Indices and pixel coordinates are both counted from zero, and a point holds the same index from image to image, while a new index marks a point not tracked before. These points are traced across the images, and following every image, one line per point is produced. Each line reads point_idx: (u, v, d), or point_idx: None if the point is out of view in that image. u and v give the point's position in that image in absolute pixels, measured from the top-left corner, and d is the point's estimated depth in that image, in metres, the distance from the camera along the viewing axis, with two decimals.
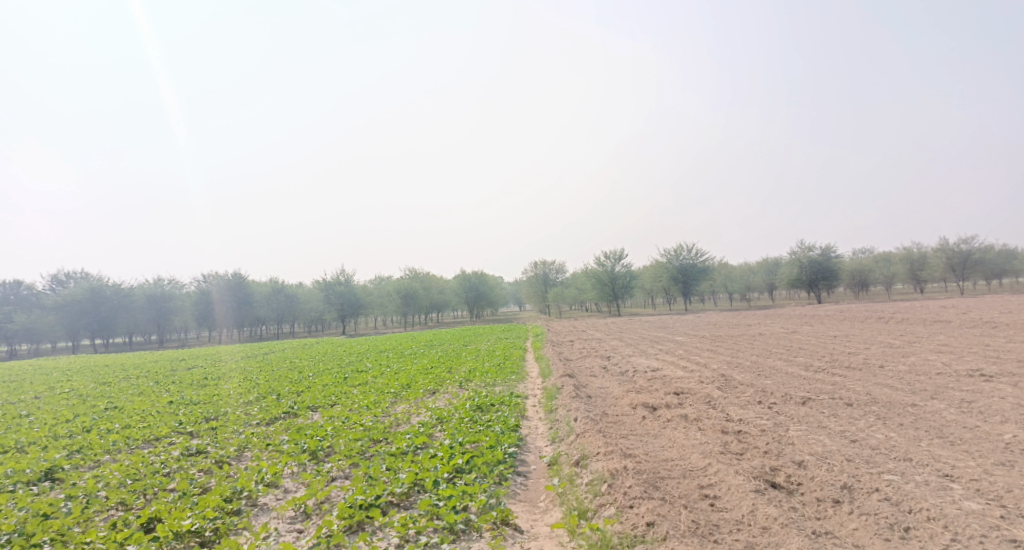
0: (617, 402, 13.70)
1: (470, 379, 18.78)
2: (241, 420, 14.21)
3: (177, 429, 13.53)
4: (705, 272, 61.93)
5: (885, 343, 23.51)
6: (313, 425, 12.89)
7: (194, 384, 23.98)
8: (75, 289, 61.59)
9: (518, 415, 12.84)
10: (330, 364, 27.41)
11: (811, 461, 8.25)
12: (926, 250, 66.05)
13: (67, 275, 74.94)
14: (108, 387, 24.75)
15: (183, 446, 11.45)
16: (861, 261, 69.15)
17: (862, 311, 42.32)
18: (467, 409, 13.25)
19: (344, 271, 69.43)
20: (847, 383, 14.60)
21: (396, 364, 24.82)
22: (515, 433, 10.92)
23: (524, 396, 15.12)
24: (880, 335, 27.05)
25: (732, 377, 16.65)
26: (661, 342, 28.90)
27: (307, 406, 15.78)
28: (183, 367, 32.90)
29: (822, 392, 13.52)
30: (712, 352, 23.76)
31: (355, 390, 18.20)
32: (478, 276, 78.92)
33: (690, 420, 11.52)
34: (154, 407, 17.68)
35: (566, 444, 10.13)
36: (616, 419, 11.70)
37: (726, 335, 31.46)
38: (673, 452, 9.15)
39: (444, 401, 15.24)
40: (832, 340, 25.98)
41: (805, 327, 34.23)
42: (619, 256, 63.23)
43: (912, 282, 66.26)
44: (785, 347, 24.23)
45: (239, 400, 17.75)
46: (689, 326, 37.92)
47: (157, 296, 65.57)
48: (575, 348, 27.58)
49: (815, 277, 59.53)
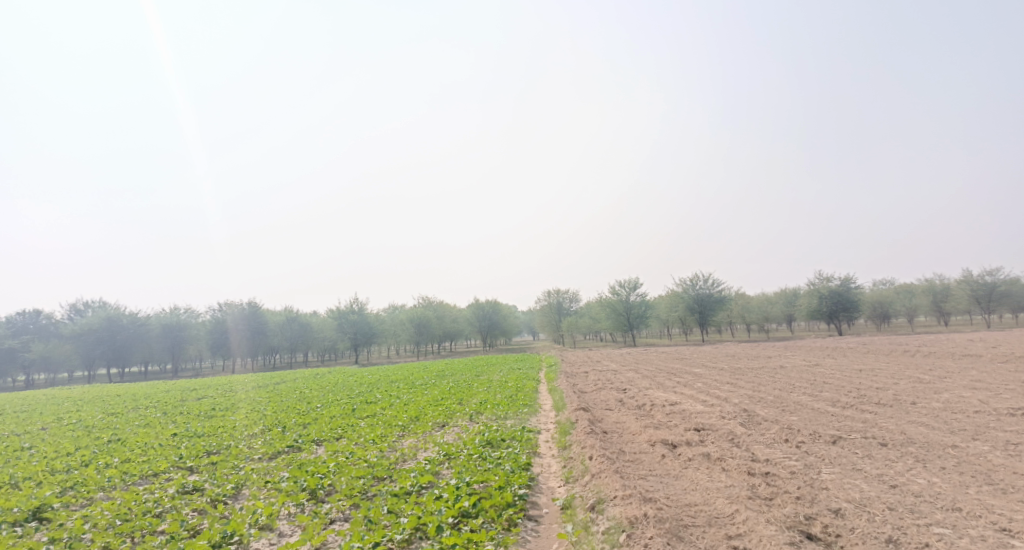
0: (635, 438, 13.03)
1: (481, 412, 18.17)
2: (243, 454, 13.73)
3: (177, 463, 13.08)
4: (722, 303, 60.93)
5: (914, 377, 22.53)
6: (316, 460, 12.37)
7: (201, 415, 23.60)
8: (92, 318, 62.08)
9: (530, 452, 12.22)
10: (340, 395, 26.95)
11: (849, 510, 7.55)
12: (949, 282, 64.53)
13: (85, 304, 75.69)
14: (115, 417, 24.41)
15: (179, 482, 11.00)
16: (882, 293, 67.72)
17: (886, 344, 41.07)
18: (477, 444, 12.66)
19: (358, 300, 69.40)
20: (879, 421, 13.79)
21: (406, 395, 24.26)
22: (526, 472, 10.29)
23: (536, 430, 14.50)
24: (908, 369, 26.01)
25: (755, 413, 15.89)
26: (678, 375, 28.05)
27: (312, 441, 15.24)
28: (193, 397, 32.57)
29: (853, 431, 12.75)
30: (732, 385, 22.92)
31: (362, 422, 17.67)
32: (491, 305, 78.48)
33: (713, 459, 10.83)
34: (157, 439, 17.22)
35: (580, 486, 9.50)
36: (634, 457, 11.05)
37: (746, 367, 30.51)
38: (697, 496, 8.47)
39: (453, 436, 14.64)
40: (858, 374, 24.95)
41: (828, 360, 33.15)
42: (634, 286, 62.52)
43: (936, 314, 64.56)
44: (809, 381, 23.29)
45: (243, 433, 17.29)
46: (707, 359, 36.95)
47: (173, 325, 65.79)
48: (590, 379, 26.84)
49: (835, 308, 58.22)
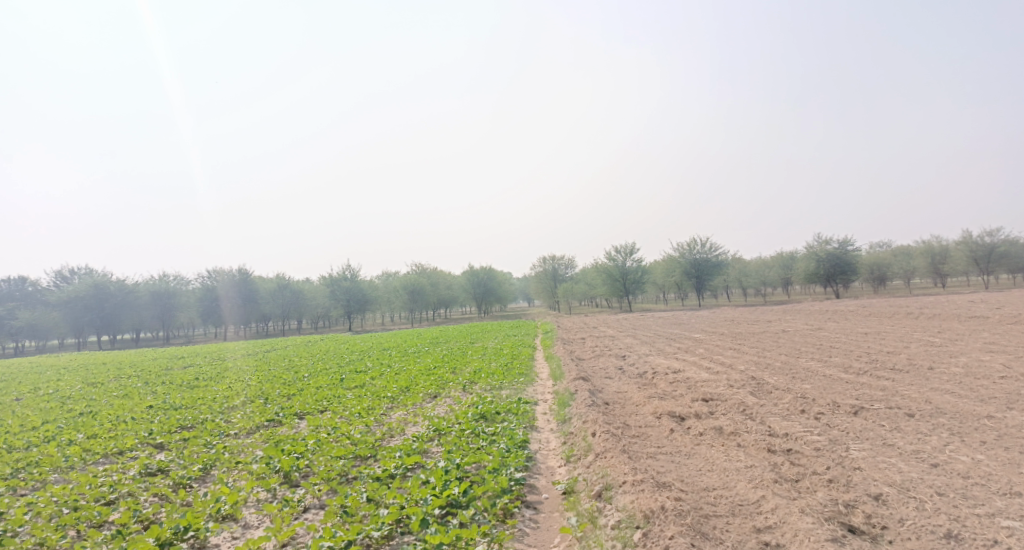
0: (639, 410, 12.12)
1: (475, 382, 17.22)
2: (218, 429, 12.72)
3: (145, 440, 12.10)
4: (719, 267, 60.07)
5: (924, 340, 21.71)
6: (295, 437, 11.42)
7: (182, 385, 22.67)
8: (78, 285, 60.52)
9: (526, 427, 11.29)
10: (329, 364, 26.00)
11: (892, 495, 6.65)
12: (947, 244, 63.77)
13: (71, 271, 74.13)
14: (94, 388, 23.36)
15: (141, 462, 10.02)
16: (880, 255, 66.95)
17: (887, 306, 40.35)
18: (469, 418, 11.69)
19: (350, 266, 68.22)
20: (899, 388, 12.92)
21: (397, 364, 23.30)
22: (522, 451, 9.33)
23: (533, 402, 13.54)
24: (915, 331, 25.24)
25: (765, 381, 15.01)
26: (678, 340, 27.23)
27: (294, 414, 14.25)
28: (178, 366, 31.58)
29: (874, 400, 11.86)
30: (736, 351, 22.09)
31: (349, 394, 16.71)
32: (486, 272, 77.41)
33: (727, 434, 9.90)
34: (130, 412, 16.18)
35: (583, 466, 8.56)
36: (640, 432, 10.13)
37: (746, 332, 29.77)
38: (715, 479, 7.57)
39: (444, 408, 13.66)
40: (865, 337, 24.15)
41: (830, 323, 32.39)
42: (631, 250, 61.45)
43: (934, 276, 63.89)
44: (815, 346, 22.47)
45: (223, 405, 16.29)
46: (705, 323, 36.19)
47: (162, 292, 64.43)
48: (587, 345, 26.02)
49: (833, 271, 57.39)
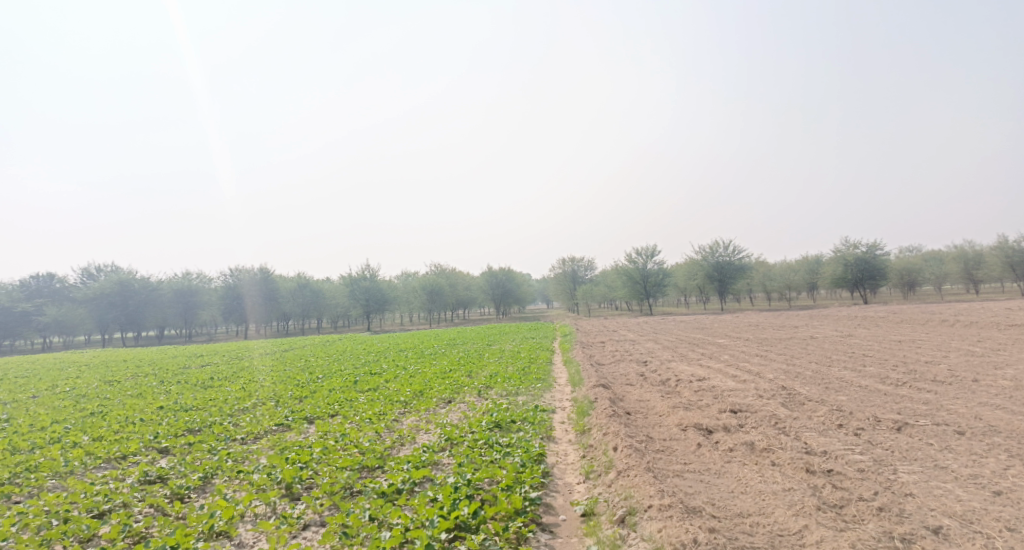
0: (662, 422, 11.45)
1: (491, 387, 16.64)
2: (225, 434, 12.30)
3: (150, 444, 11.75)
4: (743, 270, 58.73)
5: (964, 350, 20.59)
6: (301, 444, 10.94)
7: (197, 385, 22.44)
8: (104, 282, 61.29)
9: (543, 438, 10.67)
10: (344, 365, 25.65)
11: (954, 529, 5.97)
12: (981, 249, 61.61)
13: (98, 268, 75.32)
14: (110, 386, 23.25)
15: (141, 469, 9.63)
16: (910, 260, 64.90)
17: (918, 313, 38.92)
18: (483, 427, 11.10)
19: (370, 267, 68.13)
20: (944, 402, 12.04)
21: (412, 366, 22.87)
22: (538, 465, 8.72)
23: (551, 410, 12.91)
24: (952, 340, 24.04)
25: (796, 391, 14.18)
26: (701, 345, 26.39)
27: (303, 419, 13.81)
28: (196, 365, 31.51)
29: (918, 415, 11.01)
30: (764, 358, 21.18)
31: (362, 397, 16.23)
32: (504, 273, 76.90)
33: (760, 452, 9.17)
34: (139, 413, 15.85)
35: (603, 484, 7.96)
36: (664, 447, 9.48)
37: (772, 338, 28.78)
38: (750, 504, 6.90)
39: (458, 415, 13.08)
40: (899, 346, 23.00)
41: (860, 330, 31.20)
42: (652, 253, 60.45)
43: (967, 282, 61.64)
44: (847, 354, 21.44)
45: (233, 408, 15.91)
46: (729, 328, 35.19)
47: (184, 290, 64.98)
48: (607, 350, 25.35)
49: (861, 275, 55.71)
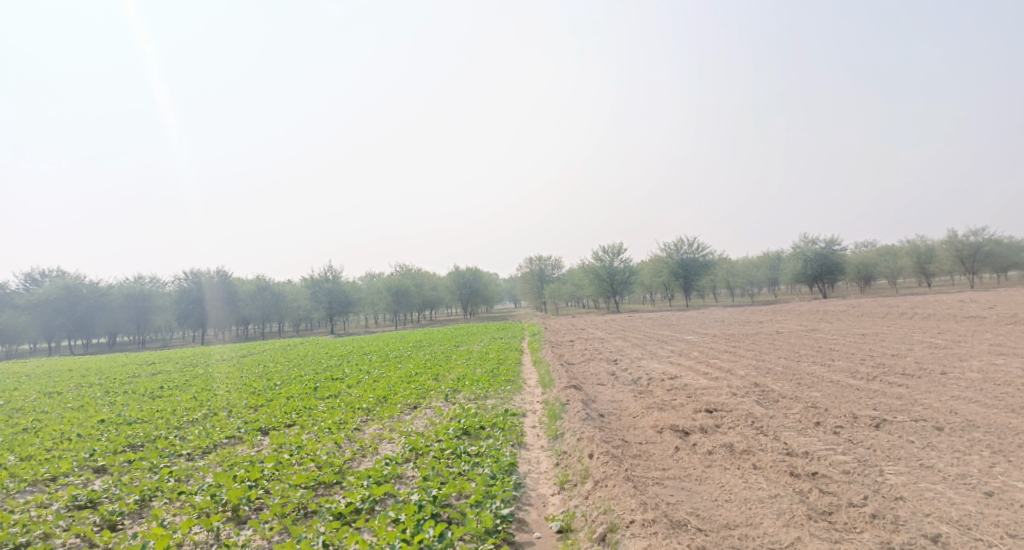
0: (637, 423, 11.02)
1: (459, 390, 15.97)
2: (169, 449, 11.34)
3: (85, 462, 10.74)
4: (707, 267, 59.32)
5: (928, 342, 20.80)
6: (252, 459, 10.10)
7: (145, 395, 21.17)
8: (50, 288, 58.26)
9: (513, 445, 10.09)
10: (305, 371, 24.59)
11: (954, 538, 5.82)
12: (933, 243, 63.55)
13: (43, 273, 71.68)
14: (50, 399, 21.78)
15: (70, 493, 8.66)
16: (867, 255, 66.58)
17: (878, 306, 39.73)
18: (451, 435, 10.44)
19: (332, 268, 66.48)
20: (918, 397, 11.89)
21: (376, 370, 22.02)
22: (509, 476, 8.14)
23: (521, 414, 12.35)
24: (915, 333, 24.35)
25: (770, 388, 13.93)
26: (671, 342, 26.19)
27: (257, 430, 12.88)
28: (148, 373, 29.98)
29: (893, 411, 10.81)
30: (734, 354, 21.04)
31: (322, 405, 15.35)
32: (472, 273, 76.08)
33: (740, 454, 8.78)
34: (76, 429, 14.64)
35: (579, 496, 7.44)
36: (641, 451, 9.02)
37: (740, 333, 28.83)
38: (737, 513, 6.50)
39: (423, 422, 12.38)
40: (864, 339, 23.19)
41: (825, 324, 31.58)
42: (618, 250, 60.61)
43: (920, 275, 63.58)
44: (814, 348, 21.45)
45: (182, 419, 14.85)
46: (696, 324, 35.25)
47: (137, 295, 62.46)
48: (576, 349, 24.97)
49: (821, 270, 56.83)
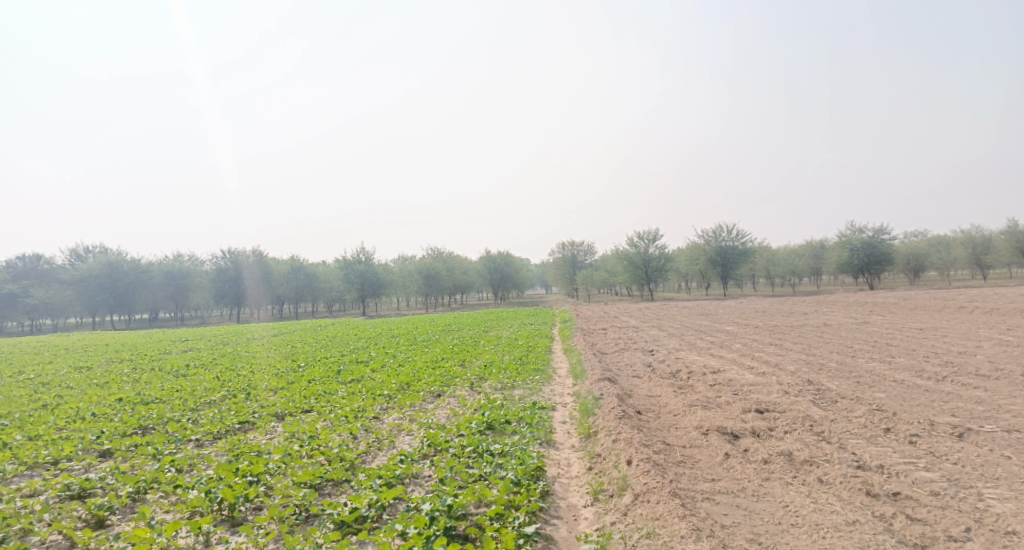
0: (679, 423, 9.94)
1: (484, 378, 15.07)
2: (176, 434, 10.69)
3: (89, 445, 10.16)
4: (746, 255, 57.03)
5: (998, 339, 18.97)
6: (260, 448, 9.37)
7: (170, 373, 20.91)
8: (93, 264, 59.58)
9: (541, 444, 9.13)
10: (330, 352, 24.08)
11: None
12: (992, 234, 59.73)
13: (86, 250, 73.63)
14: (78, 374, 21.71)
15: (63, 481, 8.01)
16: (917, 245, 63.16)
17: (931, 299, 37.32)
18: (473, 430, 9.48)
19: (364, 250, 66.30)
20: (1003, 403, 10.46)
21: (402, 354, 21.33)
22: (535, 482, 7.17)
23: (550, 408, 11.37)
24: (980, 328, 22.40)
25: (826, 386, 12.60)
26: (710, 333, 24.77)
27: (272, 416, 12.17)
28: (178, 350, 29.99)
29: (977, 418, 9.46)
30: (781, 347, 19.56)
31: (340, 390, 14.58)
32: (503, 257, 75.09)
33: (801, 464, 7.65)
34: (90, 407, 14.20)
35: (618, 510, 6.46)
36: (687, 458, 7.95)
37: (783, 325, 27.23)
38: (809, 543, 5.52)
39: (445, 413, 11.49)
40: (923, 334, 21.36)
41: (876, 316, 29.61)
42: (654, 237, 58.81)
43: (975, 268, 59.98)
44: (869, 343, 19.87)
45: (198, 401, 14.29)
46: (736, 314, 33.58)
47: (175, 272, 63.51)
48: (610, 337, 23.86)
49: (868, 261, 54.00)
